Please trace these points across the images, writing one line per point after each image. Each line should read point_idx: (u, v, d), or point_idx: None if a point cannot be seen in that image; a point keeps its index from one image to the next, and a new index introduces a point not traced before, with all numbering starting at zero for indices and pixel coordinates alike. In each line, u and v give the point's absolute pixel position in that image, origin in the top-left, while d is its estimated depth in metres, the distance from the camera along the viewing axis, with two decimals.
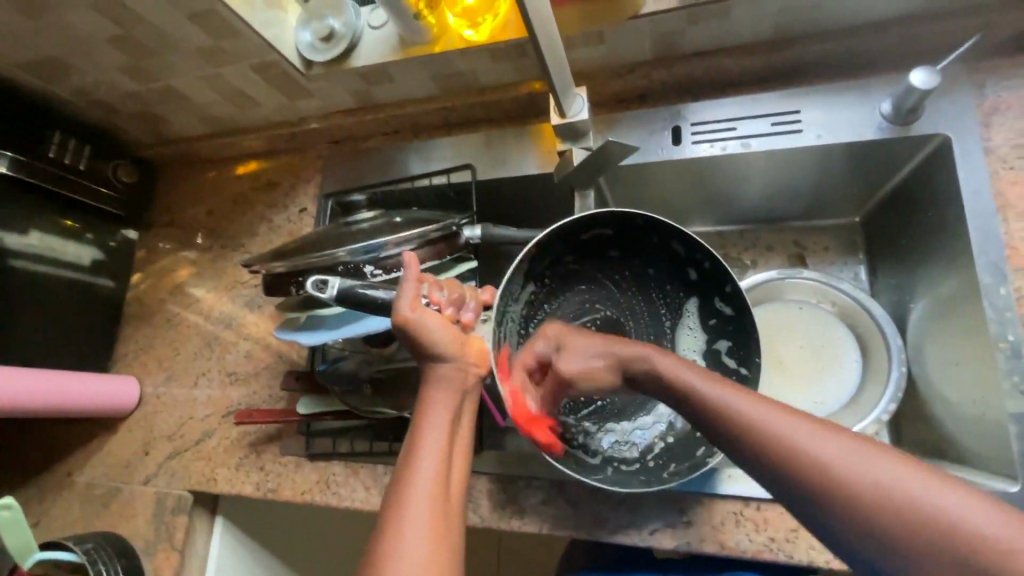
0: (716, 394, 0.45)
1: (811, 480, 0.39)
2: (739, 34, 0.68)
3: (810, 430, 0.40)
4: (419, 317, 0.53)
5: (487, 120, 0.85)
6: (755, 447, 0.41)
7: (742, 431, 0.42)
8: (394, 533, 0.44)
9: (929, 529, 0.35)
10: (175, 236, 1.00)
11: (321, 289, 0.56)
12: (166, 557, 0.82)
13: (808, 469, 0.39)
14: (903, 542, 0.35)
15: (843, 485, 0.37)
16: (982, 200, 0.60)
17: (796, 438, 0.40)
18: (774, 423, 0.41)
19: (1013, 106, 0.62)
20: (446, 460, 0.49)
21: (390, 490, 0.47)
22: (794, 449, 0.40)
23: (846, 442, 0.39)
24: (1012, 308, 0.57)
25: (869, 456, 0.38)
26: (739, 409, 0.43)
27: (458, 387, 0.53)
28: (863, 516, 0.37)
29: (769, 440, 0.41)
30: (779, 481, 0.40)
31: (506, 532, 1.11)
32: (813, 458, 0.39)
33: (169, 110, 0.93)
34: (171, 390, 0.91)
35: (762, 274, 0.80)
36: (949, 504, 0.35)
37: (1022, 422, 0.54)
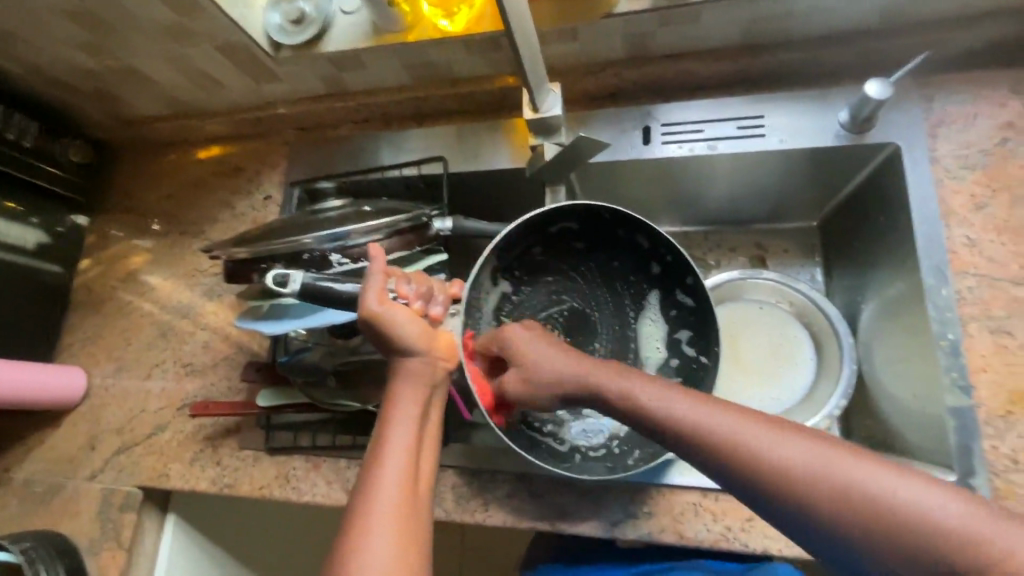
0: (679, 405, 0.44)
1: (771, 485, 0.38)
2: (708, 38, 0.70)
3: (763, 431, 0.40)
4: (388, 311, 0.52)
5: (458, 113, 0.84)
6: (714, 453, 0.41)
7: (708, 443, 0.41)
8: (358, 536, 0.43)
9: (886, 517, 0.35)
10: (128, 222, 0.96)
11: (282, 285, 0.55)
12: (112, 557, 0.78)
13: (755, 465, 0.39)
14: (885, 545, 0.35)
15: (817, 489, 0.37)
16: (928, 207, 0.64)
17: (752, 442, 0.40)
18: (740, 433, 0.40)
19: (957, 119, 0.66)
20: (413, 458, 0.48)
21: (358, 486, 0.46)
22: (764, 456, 0.39)
23: (800, 444, 0.39)
24: (952, 309, 0.60)
25: (826, 454, 0.38)
26: (686, 414, 0.43)
27: (425, 382, 0.52)
28: (827, 514, 0.37)
29: (728, 449, 0.40)
30: (748, 490, 0.39)
31: (470, 531, 1.10)
32: (783, 463, 0.38)
33: (125, 87, 0.89)
34: (122, 382, 0.87)
35: (726, 274, 0.83)
36: (907, 494, 0.35)
37: (958, 415, 0.57)
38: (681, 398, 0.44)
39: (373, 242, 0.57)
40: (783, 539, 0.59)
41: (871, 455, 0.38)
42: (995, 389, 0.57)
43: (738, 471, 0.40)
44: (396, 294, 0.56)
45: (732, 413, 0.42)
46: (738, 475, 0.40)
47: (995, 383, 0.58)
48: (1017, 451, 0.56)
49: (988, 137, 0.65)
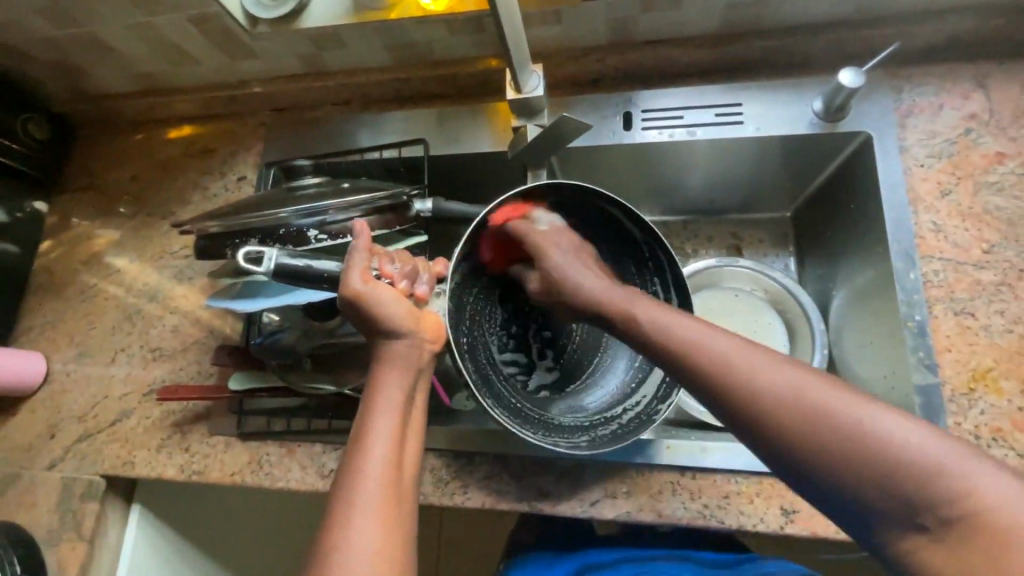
0: (706, 339, 0.45)
1: (773, 414, 0.40)
2: (688, 24, 0.71)
3: (776, 365, 0.42)
4: (372, 290, 0.51)
5: (440, 96, 0.84)
6: (725, 383, 0.43)
7: (710, 366, 0.44)
8: (343, 524, 0.43)
9: (876, 453, 0.37)
10: (93, 203, 0.92)
11: (254, 262, 0.52)
12: (72, 549, 0.74)
13: (763, 398, 0.41)
14: (870, 481, 0.37)
15: (795, 413, 0.40)
16: (897, 193, 0.66)
17: (762, 374, 0.42)
18: (759, 375, 0.42)
19: (924, 110, 0.69)
20: (398, 443, 0.48)
21: (340, 476, 0.46)
22: (769, 384, 0.41)
23: (811, 380, 0.41)
24: (919, 291, 0.62)
25: (832, 393, 0.39)
26: (704, 345, 0.45)
27: (412, 364, 0.52)
28: (823, 447, 0.38)
29: (738, 380, 0.42)
30: (749, 419, 0.42)
31: (447, 525, 1.09)
32: (786, 393, 0.40)
33: (94, 59, 0.86)
34: (84, 368, 0.83)
35: (701, 262, 0.84)
36: (900, 437, 0.37)
37: (925, 393, 0.59)
38: (715, 334, 0.46)
39: (356, 220, 0.55)
40: (759, 515, 0.60)
41: (890, 407, 0.38)
42: (958, 368, 0.59)
43: (750, 406, 0.41)
44: (379, 274, 0.55)
45: (755, 351, 0.44)
46: (749, 410, 0.42)
47: (959, 362, 0.60)
48: (978, 427, 0.57)
49: (953, 127, 0.67)
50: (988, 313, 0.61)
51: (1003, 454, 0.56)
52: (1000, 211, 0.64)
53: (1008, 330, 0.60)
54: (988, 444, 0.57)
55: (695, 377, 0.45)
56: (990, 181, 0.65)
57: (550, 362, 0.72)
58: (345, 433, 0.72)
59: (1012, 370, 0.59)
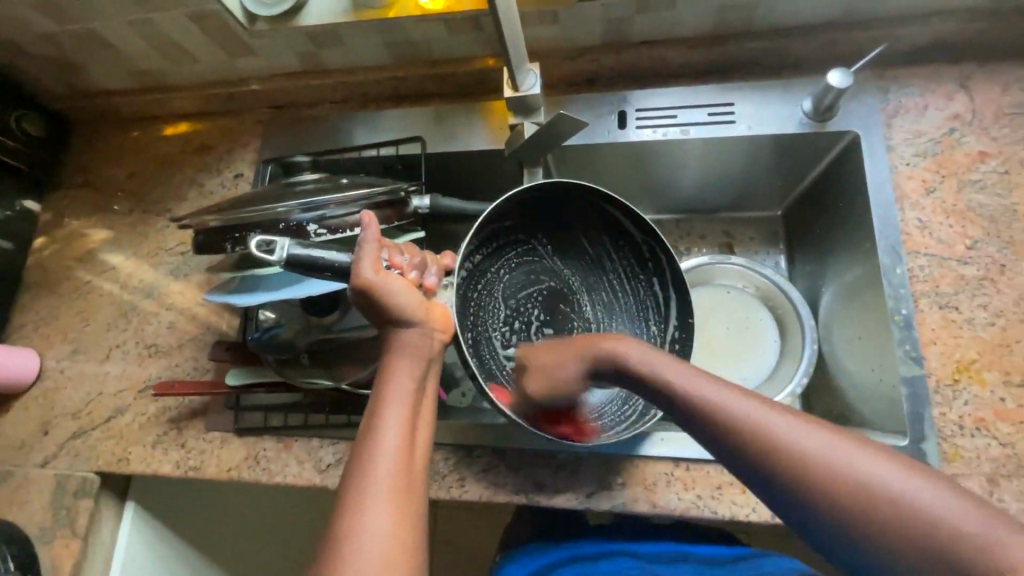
0: (733, 406, 0.44)
1: (810, 486, 0.40)
2: (681, 25, 0.73)
3: (815, 435, 0.41)
4: (384, 280, 0.52)
5: (437, 95, 0.85)
6: (761, 453, 0.42)
7: (746, 436, 0.43)
8: (355, 509, 0.44)
9: (919, 527, 0.36)
10: (88, 200, 0.92)
11: (267, 250, 0.52)
12: (66, 546, 0.74)
13: (800, 470, 0.40)
14: (911, 556, 0.36)
15: (835, 485, 0.39)
16: (884, 191, 0.68)
17: (800, 444, 0.41)
18: (775, 424, 0.42)
19: (909, 110, 0.71)
20: (409, 430, 0.48)
21: (352, 463, 0.47)
22: (805, 455, 0.40)
23: (850, 450, 0.40)
24: (906, 286, 0.64)
25: (873, 462, 0.39)
26: (741, 413, 0.44)
27: (423, 354, 0.53)
28: (863, 521, 0.38)
29: (775, 452, 0.41)
30: (784, 490, 0.41)
31: (442, 522, 1.10)
32: (824, 464, 0.40)
33: (90, 54, 0.86)
34: (78, 364, 0.83)
35: (696, 259, 0.86)
36: (942, 509, 0.36)
37: (911, 384, 0.61)
38: (727, 388, 0.46)
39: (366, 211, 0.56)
40: (751, 505, 0.61)
41: (900, 457, 0.40)
42: (944, 359, 0.61)
43: (781, 473, 0.41)
44: (390, 265, 0.56)
45: (792, 419, 0.43)
46: (768, 459, 0.42)
47: (944, 354, 0.61)
48: (963, 416, 0.59)
49: (937, 127, 0.69)
50: (971, 306, 0.63)
51: (986, 444, 0.58)
52: (983, 208, 0.66)
53: (990, 323, 0.62)
54: (971, 433, 0.58)
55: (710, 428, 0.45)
56: (973, 179, 0.67)
57: None
58: (343, 427, 0.73)
59: (995, 361, 0.60)
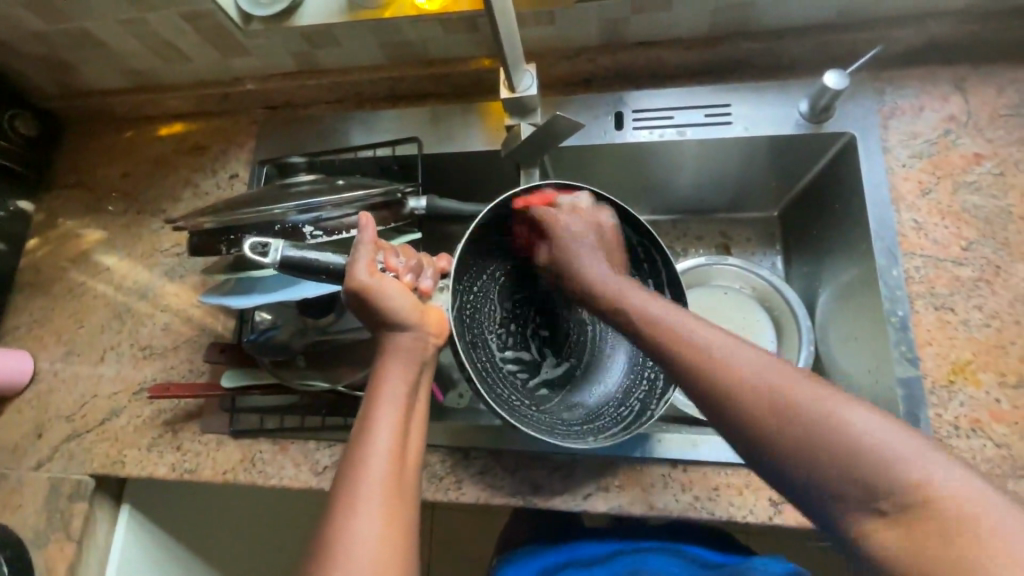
0: (687, 327, 0.47)
1: (742, 398, 0.42)
2: (678, 26, 0.73)
3: (757, 356, 0.43)
4: (379, 283, 0.51)
5: (434, 95, 0.85)
6: (702, 369, 0.44)
7: (693, 352, 0.45)
8: (346, 514, 0.44)
9: (836, 438, 0.38)
10: (81, 201, 0.91)
11: (260, 253, 0.52)
12: (60, 549, 0.73)
13: (735, 384, 0.43)
14: (825, 464, 0.38)
15: (764, 398, 0.41)
16: (879, 192, 0.68)
17: (740, 361, 0.43)
18: (742, 363, 0.43)
19: (905, 111, 0.71)
20: (401, 434, 0.48)
21: (343, 468, 0.46)
22: (742, 371, 0.43)
23: (787, 371, 0.42)
24: (902, 287, 0.64)
25: (806, 383, 0.41)
26: (693, 334, 0.47)
27: (417, 357, 0.52)
28: (784, 430, 0.40)
29: (716, 367, 0.44)
30: (720, 403, 0.43)
31: (440, 523, 1.10)
32: (759, 380, 0.42)
33: (83, 54, 0.85)
34: (72, 366, 0.82)
35: (692, 261, 0.86)
36: (863, 425, 0.38)
37: (907, 385, 0.61)
38: (687, 315, 0.49)
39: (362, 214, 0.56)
40: (747, 507, 0.61)
41: (870, 405, 0.39)
42: (940, 360, 0.61)
43: (717, 386, 0.43)
44: (385, 268, 0.55)
45: (739, 343, 0.45)
46: (720, 388, 0.43)
47: (940, 355, 0.62)
48: (958, 417, 0.59)
49: (933, 128, 0.70)
50: (967, 308, 0.63)
51: (982, 444, 0.58)
52: (978, 209, 0.66)
53: (985, 324, 0.62)
54: (967, 434, 0.59)
55: (683, 366, 0.46)
56: (968, 181, 0.67)
57: (553, 360, 0.72)
58: (339, 430, 0.72)
59: (990, 362, 0.61)
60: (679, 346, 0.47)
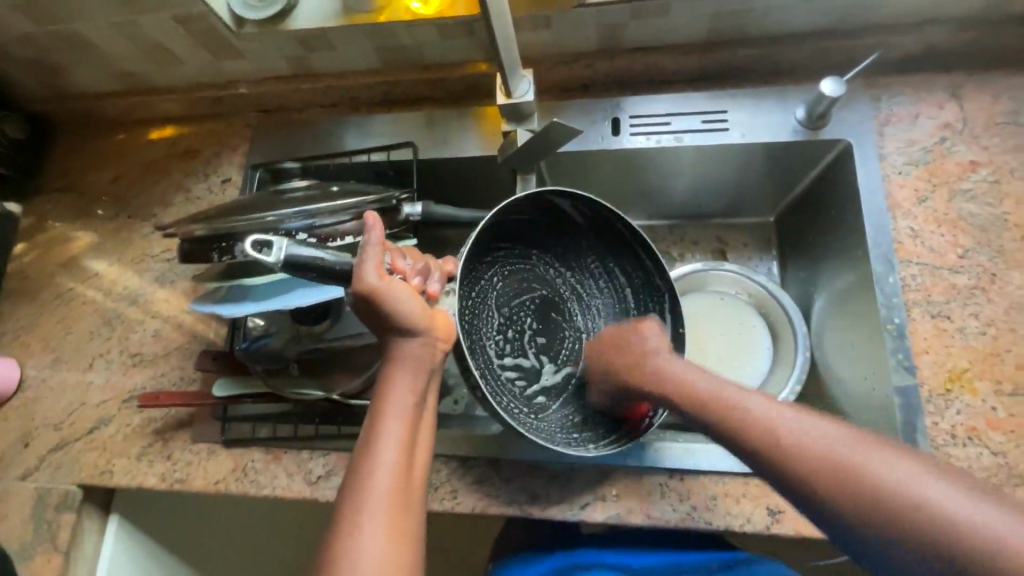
0: (744, 403, 0.49)
1: (810, 473, 0.43)
2: (675, 31, 0.73)
3: (817, 426, 0.45)
4: (387, 285, 0.50)
5: (429, 99, 0.84)
6: (766, 447, 0.46)
7: (753, 430, 0.47)
8: (351, 527, 0.43)
9: (914, 510, 0.39)
10: (70, 205, 0.89)
11: (262, 251, 0.49)
12: (47, 561, 0.72)
13: (801, 459, 0.44)
14: (908, 538, 0.38)
15: (833, 473, 0.42)
16: (876, 199, 0.68)
17: (801, 434, 0.45)
18: (806, 436, 0.44)
19: (901, 118, 0.71)
20: (408, 445, 0.48)
21: (348, 479, 0.46)
22: (805, 445, 0.44)
23: (851, 441, 0.43)
24: (898, 295, 0.64)
25: (872, 452, 0.42)
26: (750, 409, 0.48)
27: (425, 365, 0.52)
28: (860, 504, 0.40)
29: (778, 442, 0.45)
30: (788, 481, 0.44)
31: (436, 529, 1.09)
32: (825, 454, 0.43)
33: (72, 56, 0.84)
34: (60, 374, 0.81)
35: (688, 267, 0.87)
36: (936, 494, 0.39)
37: (904, 393, 0.61)
38: (740, 390, 0.50)
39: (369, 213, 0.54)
40: (745, 516, 0.61)
41: (939, 470, 0.40)
42: (936, 369, 0.61)
43: (784, 463, 0.44)
44: (392, 269, 0.54)
45: (798, 414, 0.46)
46: (786, 465, 0.44)
47: (936, 363, 0.62)
48: (955, 426, 0.59)
49: (928, 136, 0.70)
50: (963, 315, 0.63)
51: (979, 453, 0.58)
52: (973, 217, 0.66)
53: (981, 332, 0.62)
54: (964, 443, 0.59)
55: (754, 449, 0.47)
56: (964, 189, 0.67)
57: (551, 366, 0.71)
58: (333, 438, 0.71)
59: (986, 371, 0.61)
60: (744, 428, 0.48)
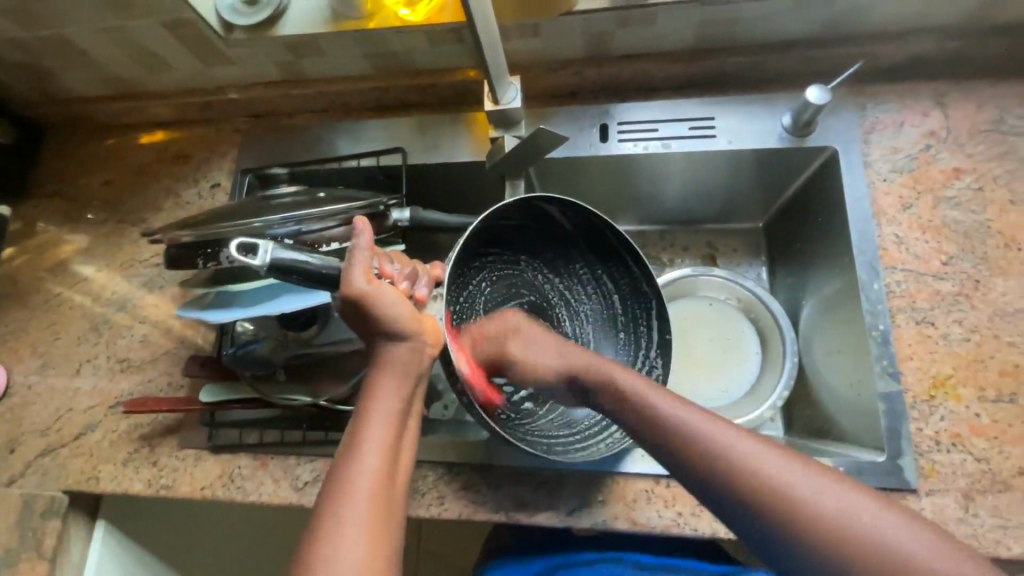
0: (723, 438, 0.46)
1: (792, 520, 0.41)
2: (663, 39, 0.73)
3: (799, 468, 0.43)
4: (376, 289, 0.50)
5: (418, 105, 0.84)
6: (748, 489, 0.43)
7: (735, 469, 0.44)
8: (330, 535, 0.43)
9: (893, 562, 0.38)
10: (59, 210, 0.89)
11: (248, 254, 0.49)
12: (31, 569, 0.71)
13: (784, 504, 0.42)
14: None
15: (816, 521, 0.41)
16: (862, 206, 0.69)
17: (785, 476, 0.43)
18: (789, 479, 0.42)
19: (886, 126, 0.71)
20: (392, 452, 0.47)
21: (329, 486, 0.45)
22: (790, 490, 0.42)
23: (833, 485, 0.42)
24: (883, 301, 0.65)
25: (853, 500, 0.41)
26: (732, 445, 0.45)
27: (411, 370, 0.52)
28: (841, 554, 0.39)
29: (762, 484, 0.43)
30: (766, 524, 0.42)
31: (428, 534, 1.09)
32: (809, 501, 0.41)
33: (61, 61, 0.84)
34: (47, 379, 0.80)
35: (677, 271, 0.85)
36: (911, 545, 0.39)
37: (888, 400, 0.61)
38: (715, 423, 0.47)
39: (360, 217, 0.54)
40: None
41: (909, 515, 0.41)
42: (921, 375, 0.62)
43: (765, 506, 0.42)
44: (380, 273, 0.54)
45: (779, 454, 0.44)
46: (767, 507, 0.42)
47: (921, 370, 0.62)
48: (938, 432, 0.60)
49: (913, 143, 0.70)
50: (947, 322, 0.63)
51: (962, 459, 0.58)
52: (958, 224, 0.67)
53: (965, 338, 0.62)
54: (947, 449, 0.59)
55: (725, 484, 0.44)
56: (948, 196, 0.68)
57: None
58: (320, 444, 0.71)
59: (969, 377, 0.61)
60: (719, 461, 0.45)
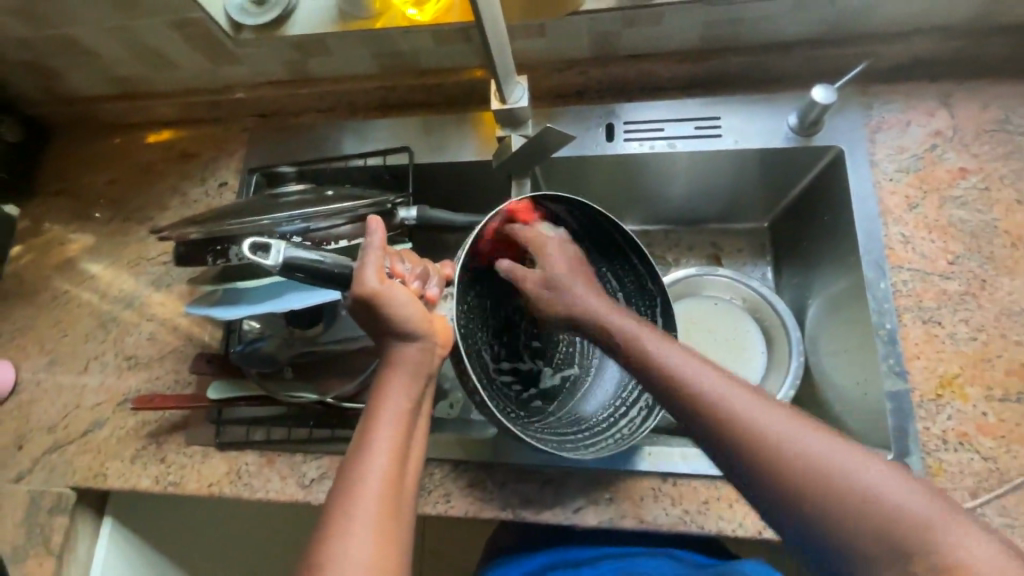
0: (724, 393, 0.44)
1: (789, 478, 0.40)
2: (668, 40, 0.73)
3: (803, 428, 0.41)
4: (388, 288, 0.50)
5: (424, 105, 0.85)
6: (745, 446, 0.42)
7: (734, 425, 0.43)
8: (339, 536, 0.43)
9: (893, 526, 0.37)
10: (67, 208, 0.90)
11: (261, 253, 0.49)
12: (39, 564, 0.72)
13: (783, 462, 0.40)
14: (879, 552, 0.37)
15: (814, 481, 0.39)
16: (867, 205, 0.69)
17: (786, 434, 0.41)
18: (790, 438, 0.41)
19: (892, 125, 0.71)
20: (401, 454, 0.47)
21: (338, 487, 0.46)
22: (789, 449, 0.40)
23: (838, 447, 0.40)
24: (889, 300, 0.65)
25: (857, 461, 0.39)
26: (733, 401, 0.43)
27: (421, 371, 0.52)
28: (836, 514, 0.38)
29: (762, 441, 0.41)
30: (761, 481, 0.41)
31: (432, 533, 1.09)
32: (809, 460, 0.40)
33: (70, 60, 0.85)
34: (54, 377, 0.81)
35: (682, 271, 0.86)
36: (915, 509, 0.37)
37: (895, 399, 0.61)
38: (719, 377, 0.45)
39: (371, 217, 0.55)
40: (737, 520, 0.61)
41: (917, 480, 0.38)
42: (927, 374, 0.62)
43: (762, 462, 0.41)
44: (391, 273, 0.55)
45: (784, 413, 0.42)
46: (765, 464, 0.41)
47: (928, 368, 0.62)
48: (945, 431, 0.60)
49: (919, 143, 0.70)
50: (954, 321, 0.63)
51: (969, 458, 0.58)
52: (964, 223, 0.67)
53: (972, 337, 0.62)
54: (955, 448, 0.59)
55: (722, 438, 0.43)
56: (954, 196, 0.68)
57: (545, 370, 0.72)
58: (326, 442, 0.71)
59: (977, 376, 0.61)
60: (719, 416, 0.43)
